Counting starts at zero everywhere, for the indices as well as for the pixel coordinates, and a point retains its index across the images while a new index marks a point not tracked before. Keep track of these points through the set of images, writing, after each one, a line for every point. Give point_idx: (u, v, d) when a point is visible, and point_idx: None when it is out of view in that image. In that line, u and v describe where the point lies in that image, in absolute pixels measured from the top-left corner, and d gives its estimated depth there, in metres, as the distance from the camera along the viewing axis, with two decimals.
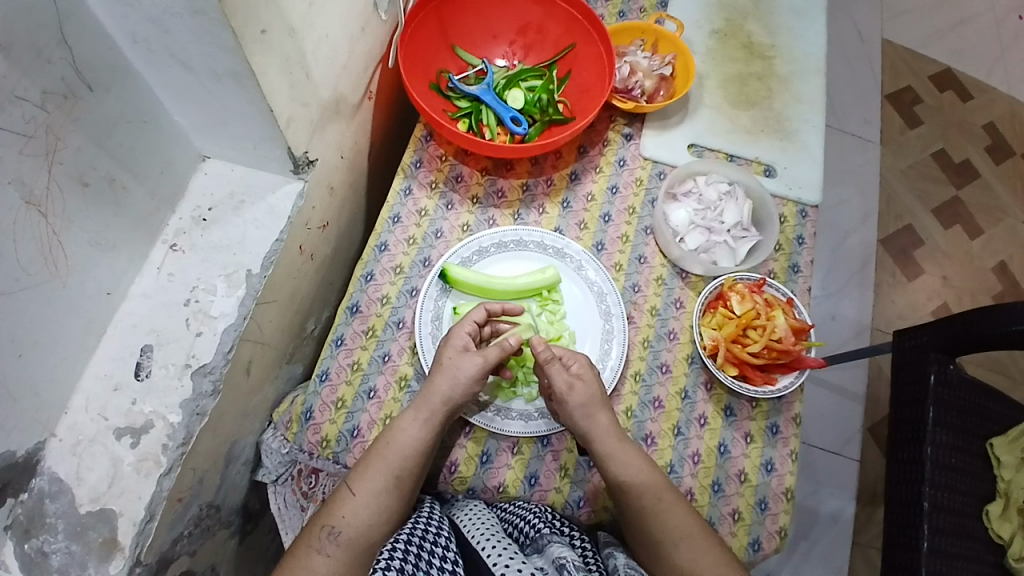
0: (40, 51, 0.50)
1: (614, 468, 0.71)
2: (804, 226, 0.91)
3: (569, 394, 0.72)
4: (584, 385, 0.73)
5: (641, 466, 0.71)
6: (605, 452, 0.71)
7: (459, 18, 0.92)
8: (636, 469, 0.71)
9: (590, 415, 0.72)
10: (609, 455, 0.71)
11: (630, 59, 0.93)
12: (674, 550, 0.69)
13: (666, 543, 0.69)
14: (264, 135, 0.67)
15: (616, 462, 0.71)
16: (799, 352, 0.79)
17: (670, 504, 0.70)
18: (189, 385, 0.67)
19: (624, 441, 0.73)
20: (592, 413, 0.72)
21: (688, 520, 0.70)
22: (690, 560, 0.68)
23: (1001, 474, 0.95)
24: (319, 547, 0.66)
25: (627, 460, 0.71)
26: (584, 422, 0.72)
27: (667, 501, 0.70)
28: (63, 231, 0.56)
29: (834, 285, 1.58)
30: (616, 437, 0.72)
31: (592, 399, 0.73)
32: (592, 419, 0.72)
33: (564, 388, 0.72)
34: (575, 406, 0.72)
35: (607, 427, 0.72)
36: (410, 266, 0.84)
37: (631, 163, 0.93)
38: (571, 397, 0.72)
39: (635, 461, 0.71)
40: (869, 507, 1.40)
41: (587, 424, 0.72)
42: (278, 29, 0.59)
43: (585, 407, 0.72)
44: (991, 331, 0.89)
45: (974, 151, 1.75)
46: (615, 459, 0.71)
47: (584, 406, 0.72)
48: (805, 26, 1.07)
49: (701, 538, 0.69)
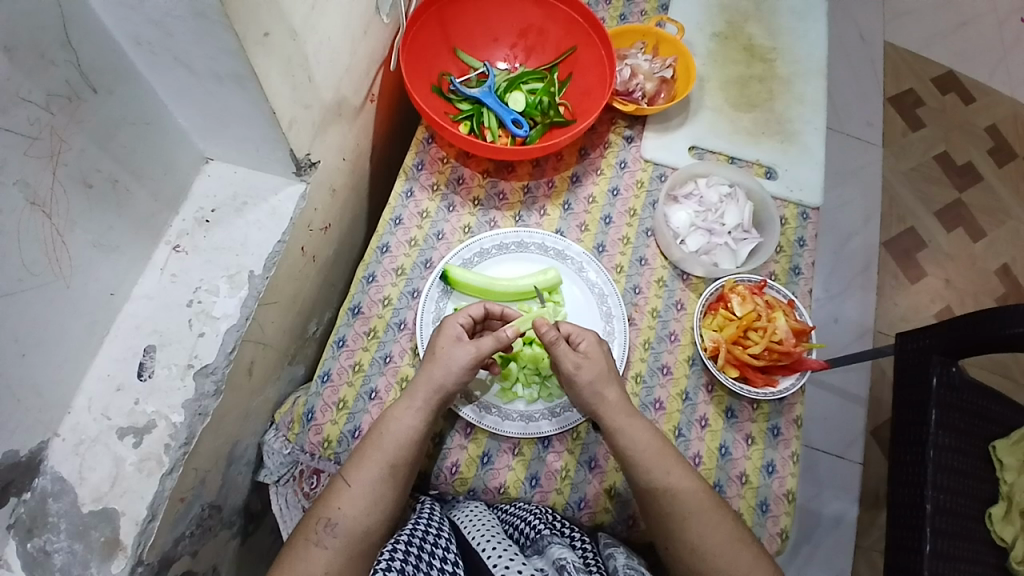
0: (43, 54, 0.51)
1: (623, 443, 0.71)
2: (805, 228, 0.91)
3: (577, 373, 0.72)
4: (592, 363, 0.73)
5: (650, 441, 0.72)
6: (614, 427, 0.72)
7: (460, 22, 0.92)
8: (645, 444, 0.71)
9: (598, 392, 0.72)
10: (618, 430, 0.72)
11: (631, 61, 0.93)
12: (684, 524, 0.69)
13: (677, 518, 0.69)
14: (266, 137, 0.68)
15: (624, 437, 0.72)
16: (800, 354, 0.79)
17: (680, 478, 0.70)
18: (191, 385, 0.68)
19: (632, 417, 0.73)
20: (600, 390, 0.72)
21: (697, 493, 0.70)
22: (701, 533, 0.68)
23: (1004, 477, 0.94)
24: (317, 539, 0.66)
25: (636, 434, 0.72)
26: (593, 400, 0.72)
27: (677, 475, 0.70)
28: (66, 232, 0.57)
29: (836, 287, 1.58)
30: (625, 413, 0.73)
31: (601, 376, 0.73)
32: (600, 396, 0.72)
33: (572, 368, 0.72)
34: (584, 384, 0.72)
35: (616, 403, 0.73)
36: (411, 267, 0.84)
37: (632, 165, 0.93)
38: (580, 376, 0.72)
39: (644, 435, 0.72)
40: (871, 510, 1.40)
41: (596, 402, 0.72)
42: (280, 31, 0.59)
43: (593, 384, 0.72)
44: (995, 333, 0.88)
45: (976, 153, 1.74)
46: (623, 434, 0.72)
47: (592, 385, 0.72)
48: (806, 28, 1.07)
49: (711, 511, 0.69)
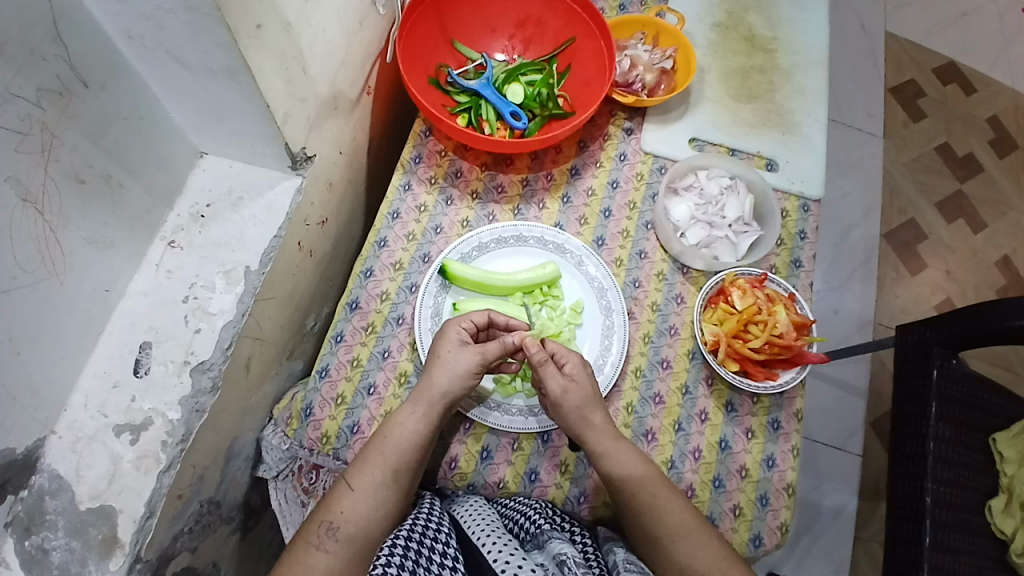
0: (33, 49, 0.50)
1: (609, 467, 0.71)
2: (805, 220, 0.91)
3: (564, 398, 0.71)
4: (578, 388, 0.72)
5: (636, 462, 0.71)
6: (600, 451, 0.71)
7: (458, 12, 0.91)
8: (632, 465, 0.71)
9: (585, 416, 0.71)
10: (604, 455, 0.71)
11: (630, 52, 0.93)
12: (671, 546, 0.69)
13: (664, 539, 0.69)
14: (261, 132, 0.67)
15: (611, 461, 0.71)
16: (800, 348, 0.78)
17: (666, 500, 0.70)
18: (188, 382, 0.67)
19: (619, 440, 0.72)
20: (587, 415, 0.71)
21: (686, 515, 0.70)
22: (690, 555, 0.68)
23: (1004, 469, 0.94)
24: (318, 543, 0.66)
25: (622, 458, 0.71)
26: (579, 425, 0.71)
27: (664, 497, 0.70)
28: (59, 230, 0.56)
29: (836, 279, 1.57)
30: (612, 437, 0.72)
31: (587, 401, 0.72)
32: (586, 420, 0.71)
33: (558, 392, 0.71)
34: (570, 409, 0.71)
35: (602, 427, 0.72)
36: (410, 261, 0.84)
37: (631, 158, 0.92)
38: (566, 400, 0.71)
39: (630, 458, 0.71)
40: (871, 502, 1.40)
41: (582, 427, 0.71)
42: (274, 24, 0.58)
43: (580, 409, 0.71)
44: (996, 325, 0.88)
45: (977, 144, 1.73)
46: (610, 458, 0.71)
47: (579, 409, 0.71)
48: (806, 19, 1.06)
49: (699, 532, 0.69)
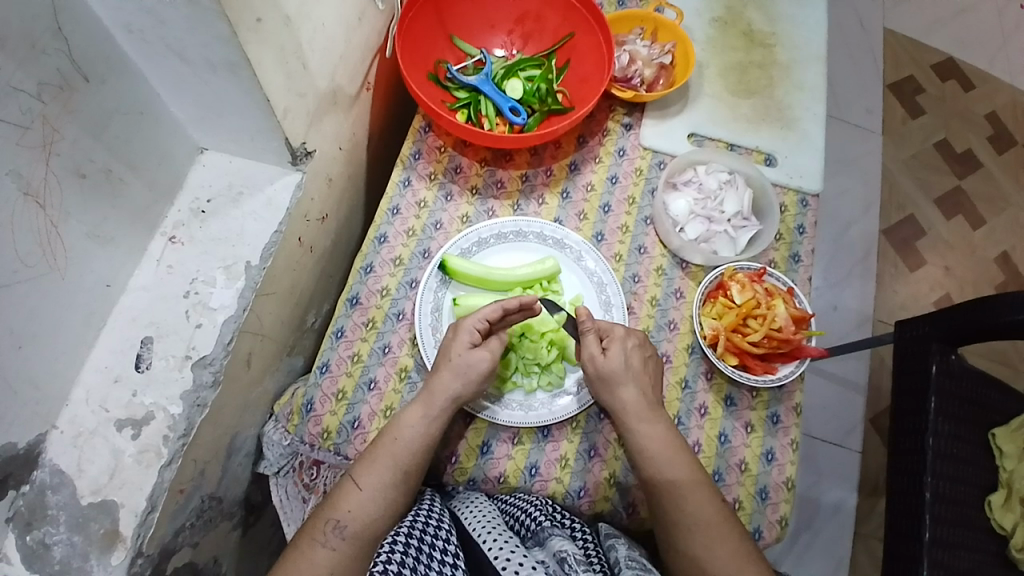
0: (33, 43, 0.50)
1: (635, 442, 0.72)
2: (804, 215, 0.91)
3: (591, 365, 0.74)
4: (612, 360, 0.73)
5: (663, 442, 0.72)
6: (627, 425, 0.73)
7: (457, 8, 0.91)
8: (658, 444, 0.72)
9: (613, 389, 0.73)
10: (631, 429, 0.72)
11: (629, 47, 0.93)
12: (688, 533, 0.69)
13: (682, 526, 0.69)
14: (261, 126, 0.67)
15: (638, 437, 0.72)
16: (799, 341, 0.79)
17: (687, 487, 0.70)
18: (189, 376, 0.67)
19: (648, 419, 0.73)
20: (615, 388, 0.73)
21: (707, 507, 0.69)
22: (705, 545, 0.68)
23: (1004, 464, 0.94)
24: (323, 540, 0.66)
25: (650, 435, 0.72)
26: (606, 394, 0.73)
27: (686, 484, 0.70)
28: (60, 224, 0.56)
29: (836, 275, 1.58)
30: (640, 413, 0.73)
31: (617, 374, 0.72)
32: (614, 392, 0.73)
33: (588, 359, 0.74)
34: (596, 376, 0.74)
35: (631, 403, 0.73)
36: (410, 257, 0.84)
37: (631, 153, 0.92)
38: (593, 368, 0.74)
39: (657, 437, 0.72)
40: (871, 497, 1.40)
41: (608, 396, 0.73)
42: (274, 18, 0.58)
43: (607, 380, 0.73)
44: (996, 321, 0.88)
45: (976, 140, 1.74)
46: (638, 434, 0.72)
47: (604, 380, 0.73)
48: (804, 14, 1.06)
49: (717, 525, 0.69)
